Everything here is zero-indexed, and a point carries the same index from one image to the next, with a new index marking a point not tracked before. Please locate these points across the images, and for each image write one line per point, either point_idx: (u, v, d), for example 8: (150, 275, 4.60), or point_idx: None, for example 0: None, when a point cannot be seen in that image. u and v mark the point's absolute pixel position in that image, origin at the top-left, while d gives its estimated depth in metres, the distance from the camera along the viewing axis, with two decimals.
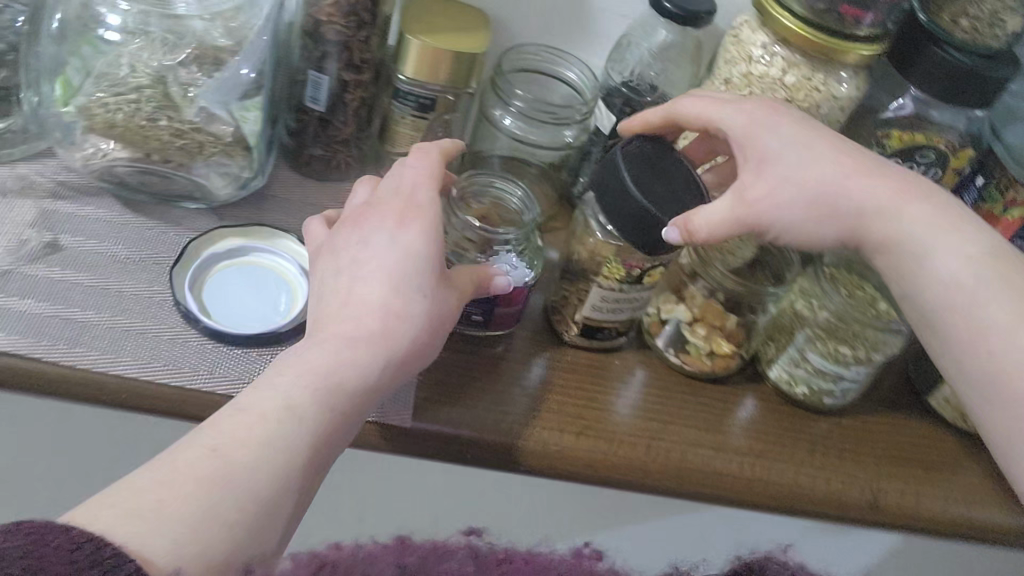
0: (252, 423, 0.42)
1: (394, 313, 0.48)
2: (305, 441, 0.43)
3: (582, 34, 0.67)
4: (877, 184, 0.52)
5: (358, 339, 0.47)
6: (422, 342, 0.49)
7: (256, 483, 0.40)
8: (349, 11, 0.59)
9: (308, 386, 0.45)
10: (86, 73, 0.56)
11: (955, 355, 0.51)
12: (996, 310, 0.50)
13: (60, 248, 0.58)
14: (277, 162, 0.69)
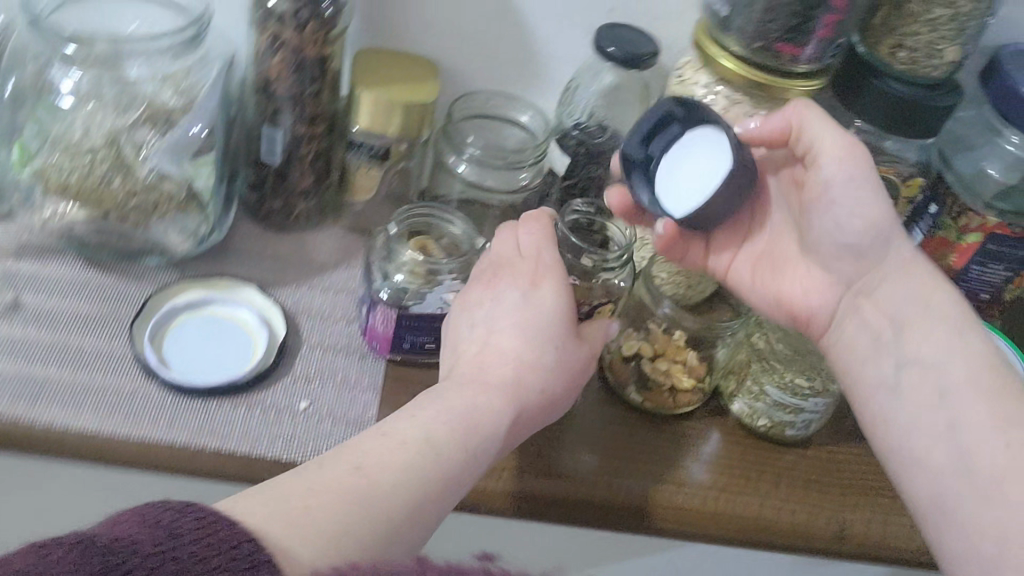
0: (416, 447, 0.45)
1: (544, 360, 0.51)
2: (448, 463, 0.45)
3: (532, 80, 0.69)
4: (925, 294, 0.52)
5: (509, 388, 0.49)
6: (545, 393, 0.51)
7: (397, 492, 0.43)
8: (297, 67, 0.61)
9: (447, 422, 0.47)
10: (42, 138, 0.58)
11: (902, 438, 0.50)
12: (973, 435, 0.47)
13: (21, 307, 0.59)
14: (239, 215, 0.70)
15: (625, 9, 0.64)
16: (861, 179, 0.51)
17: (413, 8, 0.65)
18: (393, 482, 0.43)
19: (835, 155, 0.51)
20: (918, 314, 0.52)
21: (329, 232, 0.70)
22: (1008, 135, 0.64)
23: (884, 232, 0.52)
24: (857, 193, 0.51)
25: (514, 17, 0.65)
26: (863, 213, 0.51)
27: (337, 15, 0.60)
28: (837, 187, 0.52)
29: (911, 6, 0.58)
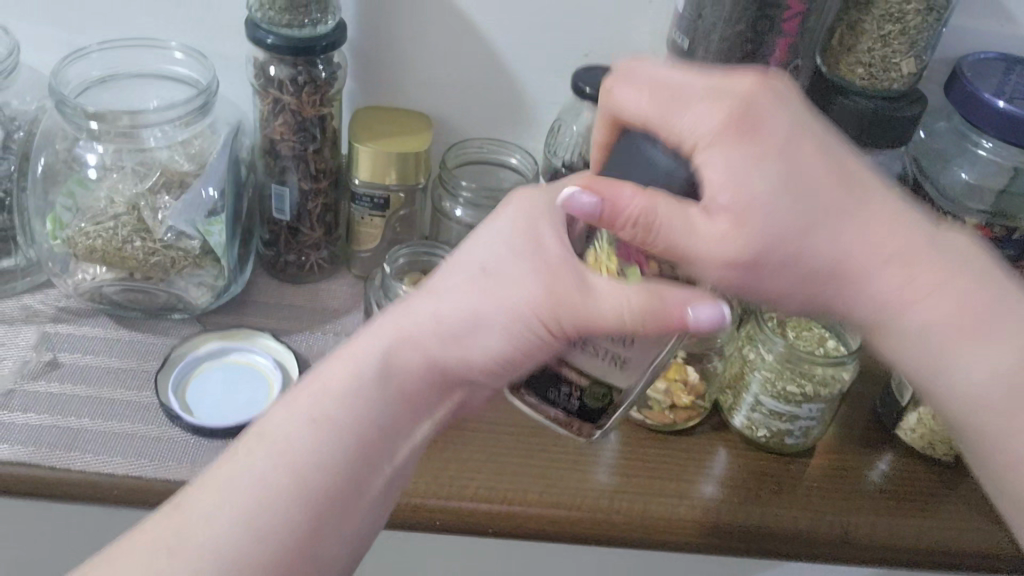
0: (324, 399, 0.42)
1: (487, 309, 0.41)
2: (359, 425, 0.42)
3: (520, 125, 0.73)
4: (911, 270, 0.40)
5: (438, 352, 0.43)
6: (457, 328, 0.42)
7: (278, 509, 0.40)
8: (299, 128, 0.66)
9: (335, 411, 0.42)
10: (74, 210, 0.64)
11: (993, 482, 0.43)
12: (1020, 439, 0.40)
13: (58, 365, 0.64)
14: (257, 270, 0.75)
15: (599, 51, 0.69)
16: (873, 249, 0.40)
17: (404, 67, 0.70)
18: (306, 448, 0.41)
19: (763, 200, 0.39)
20: (943, 301, 0.40)
21: (341, 282, 0.75)
22: (980, 141, 0.66)
23: (905, 252, 0.40)
24: (822, 197, 0.40)
25: (497, 67, 0.70)
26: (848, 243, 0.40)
27: (330, 78, 0.65)
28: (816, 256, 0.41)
29: (863, 25, 0.61)
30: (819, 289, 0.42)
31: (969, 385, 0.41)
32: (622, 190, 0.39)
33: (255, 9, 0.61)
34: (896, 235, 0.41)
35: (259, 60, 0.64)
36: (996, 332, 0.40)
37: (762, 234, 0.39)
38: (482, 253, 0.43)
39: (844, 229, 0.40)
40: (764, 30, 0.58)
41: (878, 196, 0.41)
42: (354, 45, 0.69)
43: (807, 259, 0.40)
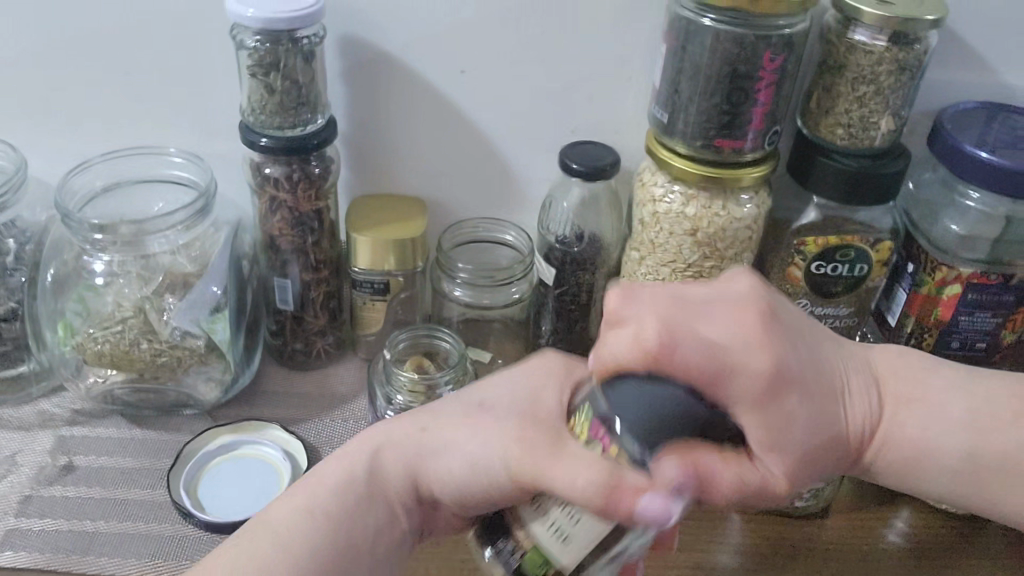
0: (328, 473, 0.52)
1: (468, 415, 0.52)
2: (368, 495, 0.51)
3: (513, 201, 0.75)
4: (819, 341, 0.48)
5: (418, 454, 0.52)
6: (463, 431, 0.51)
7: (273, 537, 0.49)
8: (296, 223, 0.68)
9: (339, 490, 0.51)
10: (83, 316, 0.66)
11: (948, 450, 0.50)
12: (962, 415, 0.50)
13: (74, 468, 0.65)
14: (267, 360, 0.76)
15: (585, 127, 0.70)
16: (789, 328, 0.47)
17: (396, 156, 0.72)
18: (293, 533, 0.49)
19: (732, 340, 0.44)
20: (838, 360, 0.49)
21: (348, 366, 0.76)
22: (967, 192, 0.67)
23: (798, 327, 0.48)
24: (813, 409, 0.45)
25: (487, 149, 0.72)
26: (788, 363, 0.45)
27: (324, 173, 0.67)
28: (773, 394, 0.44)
29: (838, 87, 0.63)
30: (830, 472, 0.49)
31: (942, 454, 0.50)
32: (671, 454, 0.40)
33: (248, 113, 0.64)
34: (804, 355, 0.47)
35: (255, 161, 0.66)
36: (936, 416, 0.50)
37: (797, 453, 0.45)
38: (477, 400, 0.53)
39: (831, 428, 0.47)
40: (738, 101, 0.59)
41: (830, 378, 0.48)
42: (347, 137, 0.71)
43: (820, 468, 0.47)
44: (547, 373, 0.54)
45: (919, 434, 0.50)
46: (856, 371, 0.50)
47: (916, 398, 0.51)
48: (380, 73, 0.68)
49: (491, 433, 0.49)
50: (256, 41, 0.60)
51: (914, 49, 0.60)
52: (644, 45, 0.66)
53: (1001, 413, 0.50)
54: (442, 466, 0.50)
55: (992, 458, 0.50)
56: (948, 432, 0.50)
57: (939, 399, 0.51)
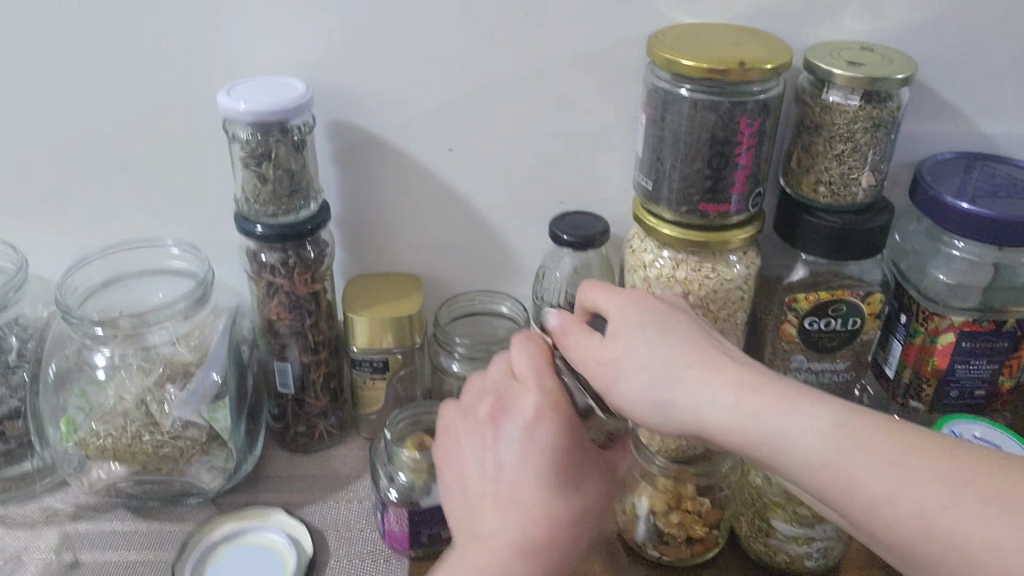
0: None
1: (557, 486, 0.52)
2: None
3: (508, 273, 0.76)
4: (704, 336, 0.49)
5: (548, 532, 0.51)
6: (568, 494, 0.52)
7: None
8: (294, 307, 0.69)
9: None
10: (85, 410, 0.66)
11: (795, 463, 0.42)
12: (809, 437, 0.42)
13: (78, 564, 0.65)
14: (270, 444, 0.76)
15: (573, 198, 0.72)
16: (663, 313, 0.51)
17: (390, 235, 0.74)
18: None
19: (616, 295, 0.53)
20: (704, 350, 0.48)
21: (350, 446, 0.76)
22: (953, 242, 0.67)
23: (676, 319, 0.50)
24: (671, 335, 0.49)
25: (478, 224, 0.73)
26: (640, 329, 0.50)
27: (319, 257, 0.68)
28: (634, 334, 0.50)
29: (816, 146, 0.64)
30: (671, 412, 0.47)
31: (801, 451, 0.42)
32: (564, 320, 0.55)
33: (243, 203, 0.65)
34: (665, 328, 0.49)
35: (251, 249, 0.67)
36: (812, 413, 0.43)
37: (639, 363, 0.49)
38: (547, 470, 0.52)
39: (673, 358, 0.48)
40: (719, 166, 0.61)
41: (701, 335, 0.50)
42: (341, 220, 0.73)
43: (642, 394, 0.48)
44: (569, 428, 0.52)
45: (795, 420, 0.43)
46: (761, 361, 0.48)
47: (792, 417, 0.43)
48: (370, 155, 0.69)
49: (589, 485, 0.53)
50: (248, 133, 0.62)
51: (888, 106, 0.62)
52: (625, 115, 0.67)
53: (879, 429, 0.41)
54: (564, 538, 0.51)
55: (840, 467, 0.41)
56: (805, 447, 0.42)
57: (817, 413, 0.42)
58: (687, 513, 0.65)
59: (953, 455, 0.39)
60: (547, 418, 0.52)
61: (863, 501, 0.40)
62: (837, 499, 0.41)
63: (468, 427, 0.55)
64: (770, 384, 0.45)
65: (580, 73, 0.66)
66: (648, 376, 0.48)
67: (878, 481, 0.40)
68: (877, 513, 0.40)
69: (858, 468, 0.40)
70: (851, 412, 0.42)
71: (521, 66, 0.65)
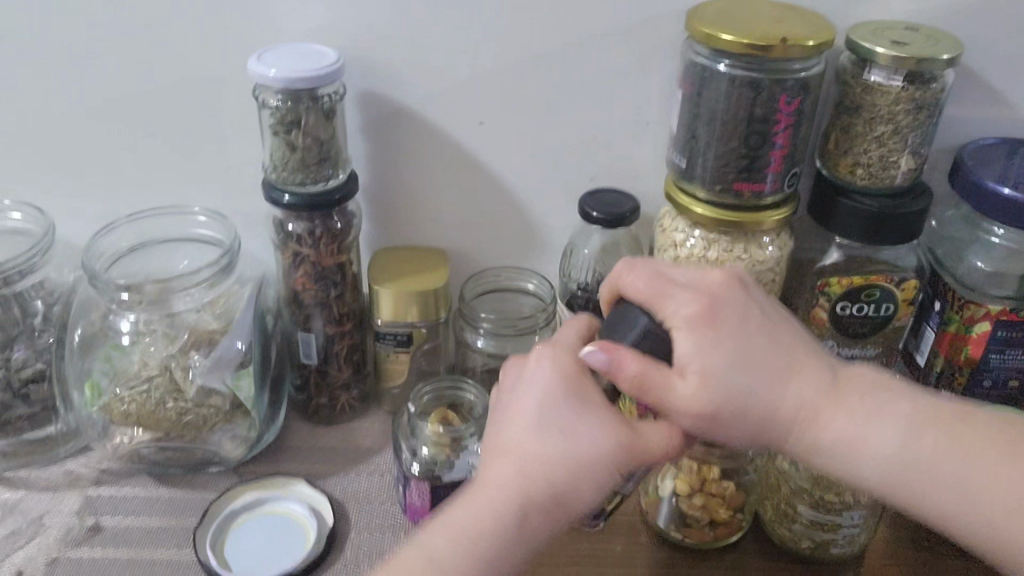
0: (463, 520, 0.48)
1: (552, 416, 0.49)
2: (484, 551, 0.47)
3: (535, 250, 0.75)
4: (786, 335, 0.50)
5: (538, 469, 0.48)
6: (564, 434, 0.48)
7: None
8: (319, 278, 0.68)
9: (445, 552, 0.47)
10: (110, 376, 0.66)
11: (871, 464, 0.47)
12: (885, 442, 0.47)
13: (101, 529, 0.65)
14: (292, 415, 0.76)
15: (603, 175, 0.71)
16: (738, 305, 0.50)
17: (418, 208, 0.73)
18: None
19: (694, 279, 0.51)
20: (773, 359, 0.48)
21: (373, 419, 0.76)
22: (992, 229, 0.66)
23: (753, 320, 0.49)
24: (753, 341, 0.48)
25: (507, 199, 0.72)
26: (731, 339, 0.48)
27: (346, 228, 0.68)
28: (706, 339, 0.48)
29: (856, 128, 0.63)
30: (753, 415, 0.47)
31: (880, 456, 0.47)
32: (627, 357, 0.48)
33: (271, 171, 0.64)
34: (744, 336, 0.48)
35: (277, 218, 0.67)
36: (887, 417, 0.48)
37: (724, 386, 0.47)
38: (551, 405, 0.49)
39: (758, 365, 0.48)
40: (757, 145, 0.60)
41: (774, 331, 0.49)
42: (368, 192, 0.72)
43: (750, 408, 0.47)
44: (567, 369, 0.50)
45: (865, 427, 0.48)
46: (819, 363, 0.49)
47: (862, 429, 0.48)
48: (398, 126, 0.69)
49: (588, 425, 0.48)
50: (278, 101, 0.61)
51: (931, 88, 0.60)
52: (659, 91, 0.66)
53: (941, 422, 0.48)
54: (563, 476, 0.48)
55: (916, 471, 0.47)
56: (892, 448, 0.47)
57: (900, 420, 0.48)
58: (710, 496, 0.64)
59: (985, 428, 0.48)
60: (583, 442, 0.48)
61: (929, 496, 0.47)
62: (903, 498, 0.47)
63: (504, 384, 0.54)
64: (844, 397, 0.48)
65: (614, 47, 0.64)
66: (729, 383, 0.47)
67: (955, 480, 0.46)
68: (943, 509, 0.47)
69: (928, 466, 0.47)
70: (917, 414, 0.48)
71: (554, 38, 0.64)
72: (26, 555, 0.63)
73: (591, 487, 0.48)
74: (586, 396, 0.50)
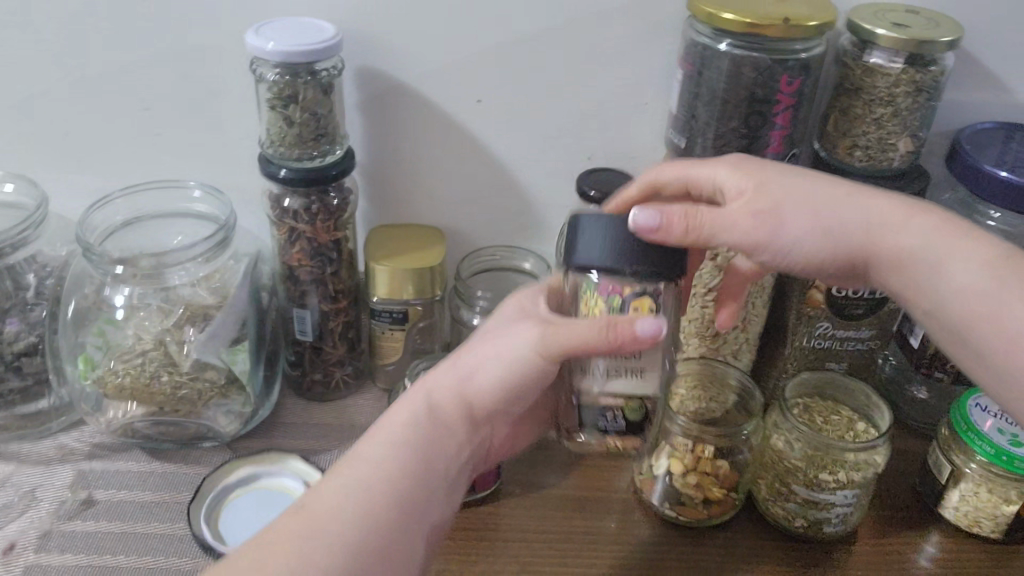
0: (398, 416, 0.48)
1: (493, 329, 0.51)
2: (409, 444, 0.47)
3: (531, 228, 0.75)
4: (855, 194, 0.51)
5: (467, 377, 0.51)
6: (497, 342, 0.50)
7: (339, 514, 0.43)
8: (315, 253, 0.68)
9: (375, 445, 0.47)
10: (104, 350, 0.66)
11: (941, 306, 0.49)
12: (962, 275, 0.48)
13: (94, 502, 0.65)
14: (286, 390, 0.76)
15: (601, 154, 0.70)
16: (793, 175, 0.52)
17: (413, 185, 0.73)
18: (372, 472, 0.45)
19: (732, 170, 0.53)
20: (845, 210, 0.50)
21: (367, 396, 0.76)
22: (987, 212, 0.66)
23: (823, 187, 0.51)
24: (821, 196, 0.50)
25: (503, 176, 0.72)
26: (796, 201, 0.50)
27: (343, 204, 0.67)
28: (764, 216, 0.51)
29: (855, 110, 0.62)
30: (834, 238, 0.50)
31: (956, 282, 0.48)
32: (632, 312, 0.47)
33: (267, 145, 0.64)
34: (814, 196, 0.50)
35: (274, 194, 0.67)
36: (964, 253, 0.48)
37: (786, 234, 0.51)
38: (494, 322, 0.52)
39: (847, 204, 0.50)
40: (757, 126, 0.59)
41: (843, 187, 0.51)
42: (364, 169, 0.72)
43: (804, 224, 0.50)
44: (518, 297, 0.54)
45: (931, 251, 0.49)
46: (905, 203, 0.51)
47: (944, 255, 0.48)
48: (396, 102, 0.68)
49: (518, 329, 0.50)
50: (276, 74, 0.61)
51: (930, 71, 0.60)
52: (659, 71, 0.66)
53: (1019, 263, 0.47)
54: (493, 375, 0.50)
55: (987, 306, 0.47)
56: (948, 292, 0.48)
57: (979, 258, 0.47)
58: (704, 476, 0.64)
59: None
60: (516, 344, 0.49)
61: (981, 336, 0.47)
62: (958, 334, 0.48)
63: None
64: (913, 238, 0.49)
65: (615, 26, 0.64)
66: (785, 221, 0.50)
67: (999, 314, 0.46)
68: (1018, 336, 0.45)
69: (1002, 297, 0.46)
70: (993, 264, 0.47)
71: (554, 16, 0.64)
72: (19, 528, 0.63)
73: (521, 380, 0.49)
74: (533, 314, 0.50)
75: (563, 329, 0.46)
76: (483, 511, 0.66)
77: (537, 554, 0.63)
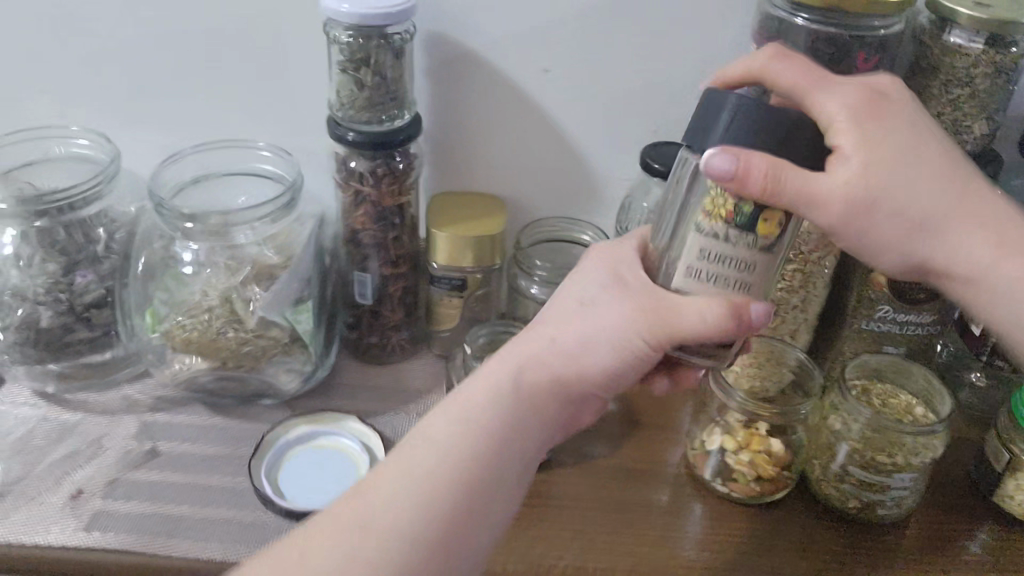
0: (484, 389, 0.49)
1: (594, 306, 0.50)
2: (494, 429, 0.47)
3: (592, 202, 0.75)
4: (940, 195, 0.47)
5: (550, 354, 0.50)
6: (592, 325, 0.50)
7: (419, 496, 0.45)
8: (379, 217, 0.69)
9: (458, 427, 0.47)
10: (171, 304, 0.67)
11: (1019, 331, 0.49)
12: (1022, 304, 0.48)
13: (158, 453, 0.66)
14: (344, 353, 0.77)
15: (667, 128, 0.70)
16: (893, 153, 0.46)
17: (477, 154, 0.73)
18: (449, 458, 0.46)
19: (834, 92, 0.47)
20: (923, 187, 0.47)
21: (421, 362, 0.76)
22: None
23: (914, 167, 0.47)
24: (920, 184, 0.47)
25: (567, 149, 0.72)
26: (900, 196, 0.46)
27: (408, 169, 0.68)
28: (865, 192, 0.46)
29: (931, 90, 0.61)
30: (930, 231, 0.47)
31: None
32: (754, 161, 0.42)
33: (337, 108, 0.65)
34: (916, 176, 0.46)
35: (341, 155, 0.68)
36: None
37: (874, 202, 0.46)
38: (590, 291, 0.51)
39: (923, 193, 0.47)
40: None
41: (930, 155, 0.47)
42: (429, 136, 0.72)
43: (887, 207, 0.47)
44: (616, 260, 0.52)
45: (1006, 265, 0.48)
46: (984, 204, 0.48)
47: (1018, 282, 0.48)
48: (464, 70, 0.68)
49: (615, 309, 0.49)
50: (349, 36, 0.61)
51: (1011, 52, 0.59)
52: (729, 46, 0.65)
53: None
54: (590, 355, 0.49)
55: None
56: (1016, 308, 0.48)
57: None
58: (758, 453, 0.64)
59: None
60: (611, 324, 0.49)
61: None
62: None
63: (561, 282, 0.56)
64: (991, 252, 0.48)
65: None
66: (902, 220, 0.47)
67: None
68: None
69: None
70: None
71: None
72: (85, 474, 0.64)
73: (619, 366, 0.49)
74: (634, 290, 0.49)
75: (666, 319, 0.47)
76: (536, 480, 0.67)
77: (586, 522, 0.63)
